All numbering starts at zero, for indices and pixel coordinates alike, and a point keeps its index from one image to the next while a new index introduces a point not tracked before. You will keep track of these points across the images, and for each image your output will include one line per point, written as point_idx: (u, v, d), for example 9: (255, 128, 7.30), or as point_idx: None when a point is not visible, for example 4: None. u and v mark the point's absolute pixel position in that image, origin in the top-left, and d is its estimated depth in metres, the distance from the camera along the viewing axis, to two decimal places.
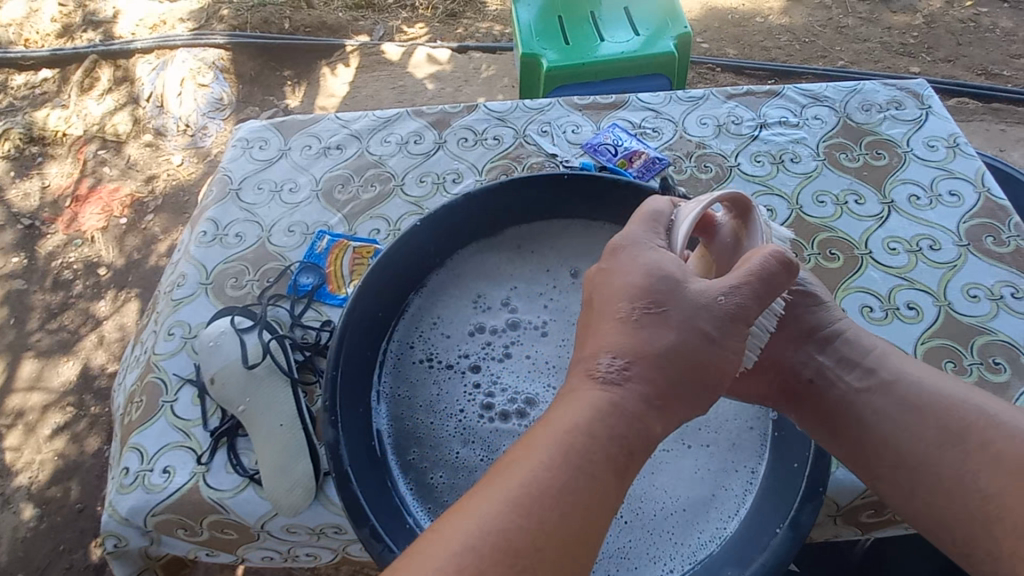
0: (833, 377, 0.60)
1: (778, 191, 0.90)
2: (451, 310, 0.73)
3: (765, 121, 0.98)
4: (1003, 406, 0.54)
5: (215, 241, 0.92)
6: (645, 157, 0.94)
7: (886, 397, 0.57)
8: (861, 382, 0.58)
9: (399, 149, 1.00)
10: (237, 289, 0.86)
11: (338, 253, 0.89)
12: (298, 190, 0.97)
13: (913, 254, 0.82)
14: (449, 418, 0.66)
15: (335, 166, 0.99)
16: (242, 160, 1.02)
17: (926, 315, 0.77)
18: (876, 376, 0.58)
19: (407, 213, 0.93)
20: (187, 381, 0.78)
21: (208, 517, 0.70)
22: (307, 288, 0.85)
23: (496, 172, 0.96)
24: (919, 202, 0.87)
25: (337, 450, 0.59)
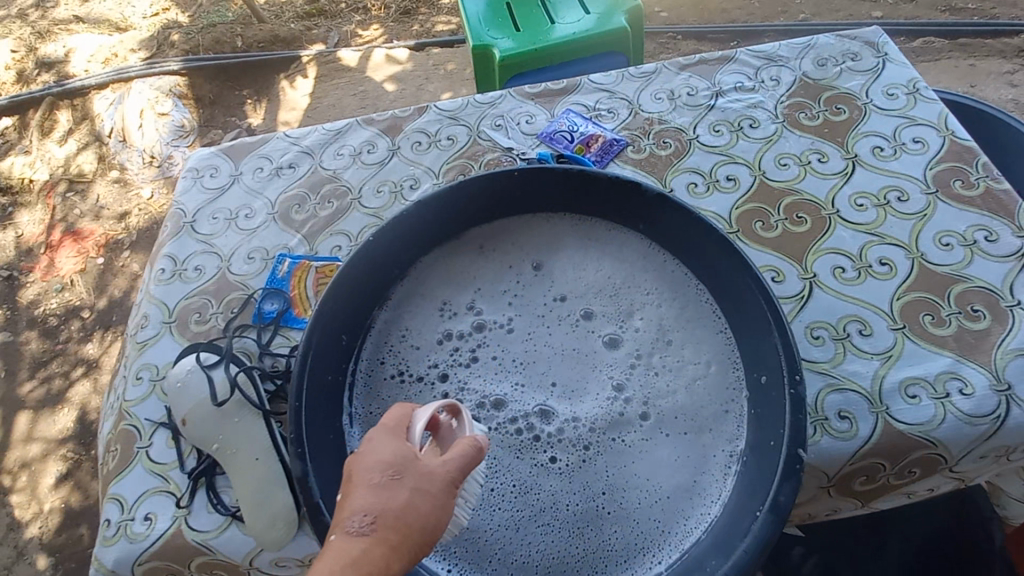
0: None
1: (740, 159, 0.88)
2: (419, 320, 0.72)
3: (721, 89, 0.96)
4: None
5: (175, 277, 0.90)
6: (602, 140, 0.92)
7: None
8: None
9: (353, 161, 0.98)
10: (201, 324, 0.85)
11: (301, 275, 0.87)
12: (254, 215, 0.95)
13: (881, 208, 0.80)
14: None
15: (289, 186, 0.97)
16: (194, 190, 0.99)
17: (899, 270, 0.75)
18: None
19: (367, 226, 0.90)
20: (161, 425, 0.76)
21: (195, 561, 0.68)
22: (272, 314, 0.84)
23: (454, 173, 0.93)
24: (883, 153, 0.85)
25: (307, 484, 0.56)
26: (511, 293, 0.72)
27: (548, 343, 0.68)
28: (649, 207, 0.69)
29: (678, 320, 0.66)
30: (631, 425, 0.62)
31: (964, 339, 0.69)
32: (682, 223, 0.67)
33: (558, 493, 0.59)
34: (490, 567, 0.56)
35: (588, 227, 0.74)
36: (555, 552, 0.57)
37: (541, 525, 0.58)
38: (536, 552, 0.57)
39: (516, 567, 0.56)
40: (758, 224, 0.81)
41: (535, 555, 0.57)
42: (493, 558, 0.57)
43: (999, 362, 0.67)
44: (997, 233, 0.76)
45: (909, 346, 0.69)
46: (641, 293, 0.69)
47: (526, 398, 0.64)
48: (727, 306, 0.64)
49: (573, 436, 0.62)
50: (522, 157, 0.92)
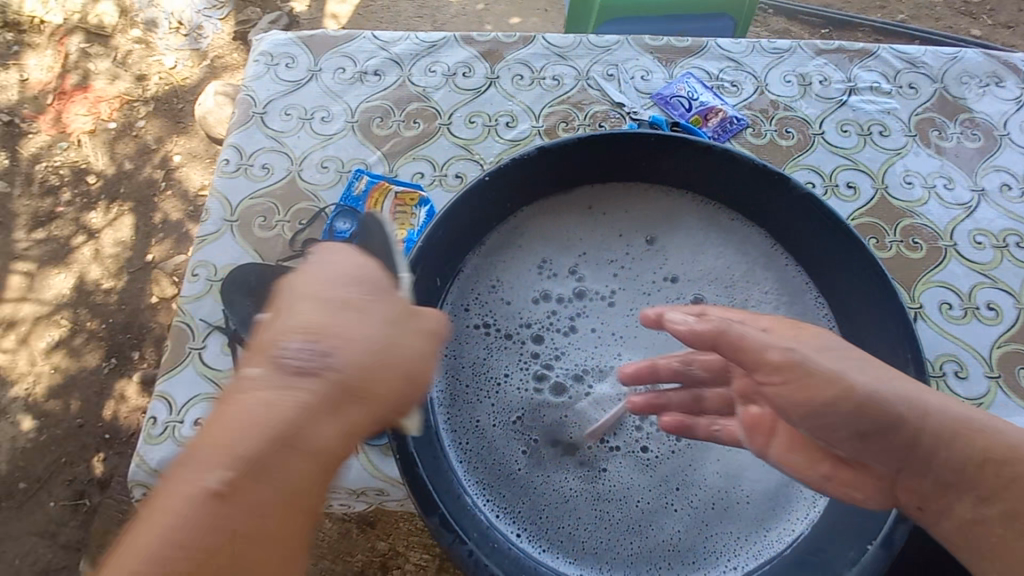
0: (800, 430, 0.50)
1: (862, 167, 0.82)
2: (512, 274, 0.67)
3: (854, 86, 0.89)
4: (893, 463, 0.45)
5: (240, 172, 0.83)
6: (722, 116, 0.85)
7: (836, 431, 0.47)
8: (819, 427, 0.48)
9: (446, 82, 0.89)
10: (265, 230, 0.79)
11: (378, 198, 0.80)
12: (331, 120, 0.87)
13: (999, 249, 0.77)
14: (497, 383, 0.62)
15: (372, 95, 0.88)
16: (267, 79, 0.90)
17: (1006, 317, 0.72)
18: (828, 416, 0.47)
19: (455, 157, 0.84)
20: (216, 328, 0.72)
21: None
22: (344, 235, 0.78)
23: (555, 119, 0.86)
24: (1011, 193, 0.81)
25: (402, 432, 0.53)
26: (620, 265, 0.68)
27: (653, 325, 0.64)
28: (786, 204, 0.63)
29: (792, 324, 0.63)
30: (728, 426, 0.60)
31: None
32: (820, 232, 0.62)
33: (636, 479, 0.58)
34: (546, 536, 0.56)
35: (703, 209, 0.69)
36: (621, 538, 0.56)
37: (613, 509, 0.57)
38: (598, 531, 0.56)
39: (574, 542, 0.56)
40: (871, 240, 0.77)
41: (596, 534, 0.56)
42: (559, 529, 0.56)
43: None
44: None
45: (1001, 397, 0.68)
46: (752, 293, 0.65)
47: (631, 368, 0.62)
48: (850, 329, 0.61)
49: None
50: (632, 117, 0.86)
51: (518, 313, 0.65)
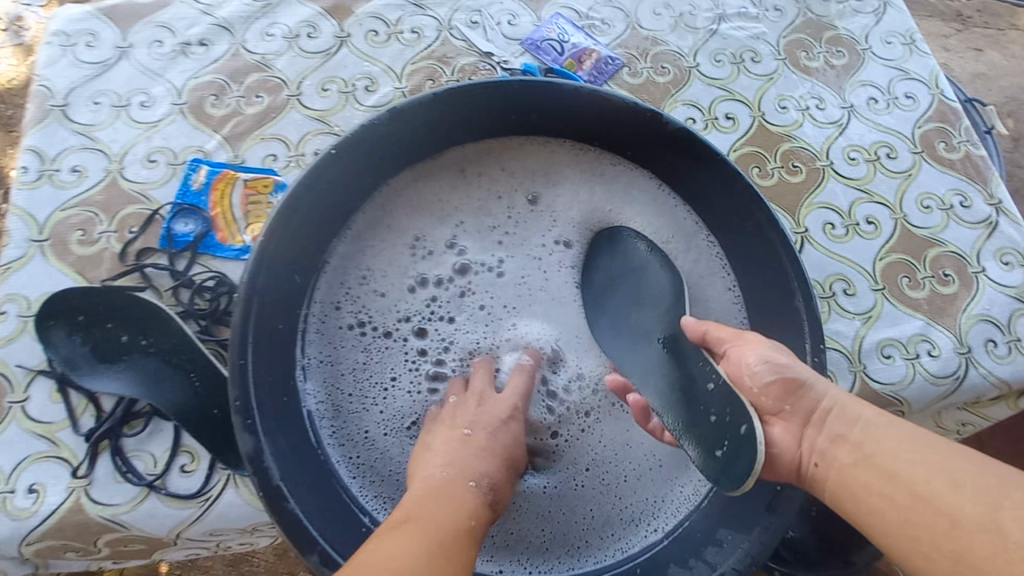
0: (828, 453, 0.46)
1: (740, 96, 0.81)
2: (383, 260, 0.60)
3: (724, 13, 0.86)
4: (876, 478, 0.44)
5: (44, 180, 0.68)
6: (596, 56, 0.80)
7: (846, 446, 0.46)
8: (836, 445, 0.46)
9: (288, 46, 0.78)
10: (87, 246, 0.66)
11: (223, 189, 0.69)
12: (153, 104, 0.73)
13: (872, 163, 0.78)
14: (386, 385, 0.56)
15: (200, 70, 0.75)
16: (63, 63, 0.74)
17: (883, 230, 0.74)
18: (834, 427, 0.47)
19: (310, 133, 0.73)
20: (40, 373, 0.60)
21: (103, 537, 0.57)
22: (187, 238, 0.66)
23: (420, 78, 0.78)
24: (877, 106, 0.82)
25: (261, 461, 0.46)
26: (502, 231, 0.62)
27: (552, 293, 0.61)
28: (664, 145, 0.59)
29: (691, 275, 0.60)
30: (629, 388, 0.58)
31: (936, 302, 0.71)
32: (704, 173, 0.59)
33: (545, 466, 0.55)
34: None
35: (587, 158, 0.63)
36: (537, 525, 0.54)
37: (524, 497, 0.54)
38: (513, 523, 0.53)
39: (490, 540, 0.53)
40: (755, 170, 0.76)
41: (511, 526, 0.53)
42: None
43: (963, 325, 0.69)
44: (971, 199, 0.77)
45: (888, 308, 0.70)
46: (646, 242, 0.61)
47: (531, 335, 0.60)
48: (742, 264, 0.59)
49: (574, 402, 0.58)
50: (503, 67, 0.79)
51: (398, 303, 0.58)
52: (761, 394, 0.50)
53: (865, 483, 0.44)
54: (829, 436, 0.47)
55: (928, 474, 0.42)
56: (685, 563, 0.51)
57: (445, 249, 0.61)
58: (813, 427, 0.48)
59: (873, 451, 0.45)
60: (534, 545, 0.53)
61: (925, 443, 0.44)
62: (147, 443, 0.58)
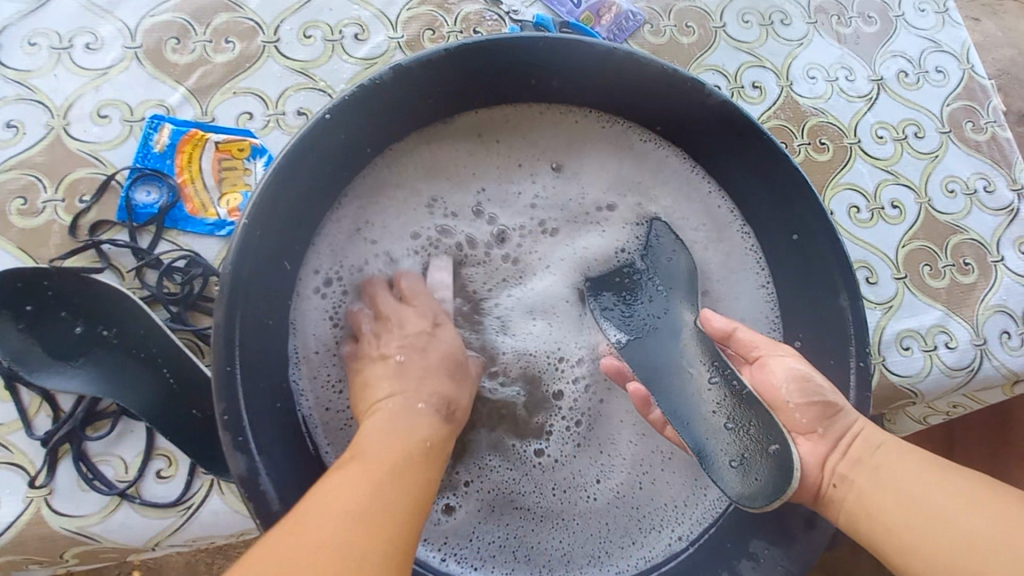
0: (850, 477, 0.42)
1: (767, 63, 0.74)
2: (379, 244, 0.55)
3: None
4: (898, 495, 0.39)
5: None
6: (616, 10, 0.72)
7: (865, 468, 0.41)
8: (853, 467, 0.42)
9: None
10: (29, 218, 0.56)
11: (191, 153, 0.60)
12: (99, 46, 0.61)
13: (899, 142, 0.74)
14: None
15: (157, 6, 0.63)
16: None
17: (908, 214, 0.71)
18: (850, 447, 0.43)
19: (291, 87, 0.64)
20: None
21: (70, 551, 0.50)
22: (150, 210, 0.57)
23: (418, 26, 0.68)
24: (907, 80, 0.77)
25: (256, 484, 0.40)
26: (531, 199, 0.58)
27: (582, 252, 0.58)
28: (700, 120, 0.53)
29: (722, 267, 0.58)
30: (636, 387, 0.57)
31: (955, 293, 0.69)
32: (745, 153, 0.53)
33: (543, 483, 0.54)
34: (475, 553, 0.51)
35: (614, 130, 0.57)
36: (552, 539, 0.53)
37: (540, 512, 0.54)
38: (529, 537, 0.53)
39: (506, 553, 0.52)
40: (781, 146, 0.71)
41: (527, 540, 0.53)
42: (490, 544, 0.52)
43: (981, 316, 0.68)
44: (995, 183, 0.74)
45: (908, 298, 0.68)
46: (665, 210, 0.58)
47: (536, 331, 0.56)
48: (779, 255, 0.55)
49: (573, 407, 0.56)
50: (512, 18, 0.69)
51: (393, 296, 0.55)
52: (796, 411, 0.45)
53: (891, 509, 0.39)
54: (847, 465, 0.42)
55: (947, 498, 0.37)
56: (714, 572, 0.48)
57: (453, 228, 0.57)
58: (839, 453, 0.43)
59: (884, 472, 0.41)
60: (554, 557, 0.52)
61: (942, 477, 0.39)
62: (115, 446, 0.51)
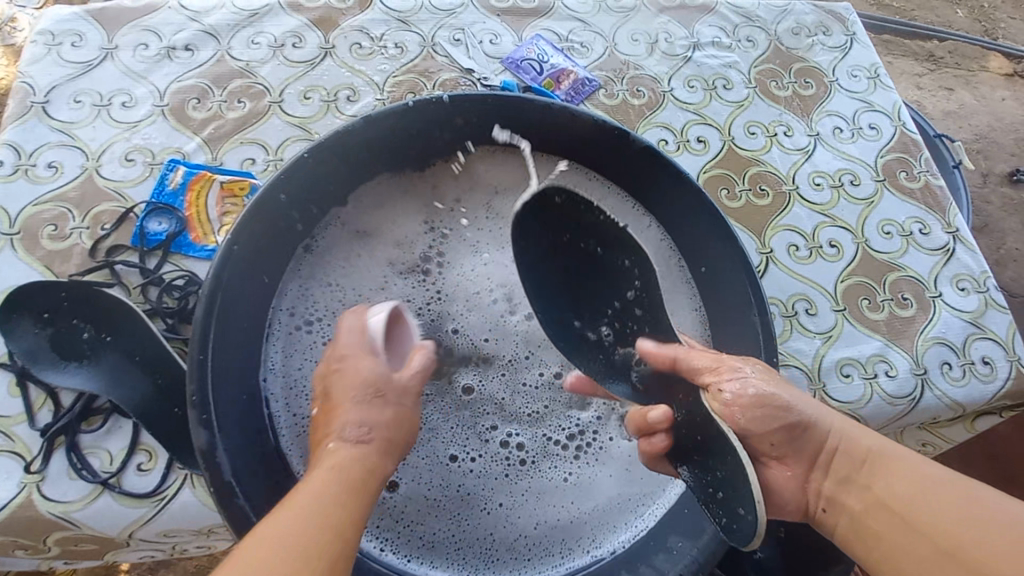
0: (837, 498, 0.49)
1: (711, 120, 0.84)
2: (354, 269, 0.63)
3: (698, 41, 0.90)
4: (918, 521, 0.43)
5: (18, 175, 0.68)
6: (574, 77, 0.83)
7: (887, 516, 0.45)
8: (862, 500, 0.47)
9: (273, 54, 0.79)
10: (57, 241, 0.66)
11: (199, 190, 0.70)
12: (134, 104, 0.74)
13: (836, 189, 0.81)
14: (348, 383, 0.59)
15: (184, 74, 0.76)
16: (47, 61, 0.75)
17: (845, 252, 0.77)
18: (871, 489, 0.47)
19: (289, 139, 0.75)
20: None
21: (52, 535, 0.56)
22: (159, 237, 0.67)
23: (401, 90, 0.80)
24: (842, 135, 0.85)
25: (214, 456, 0.45)
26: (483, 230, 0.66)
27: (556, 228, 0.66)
28: (628, 162, 0.61)
29: None
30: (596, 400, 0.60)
31: (894, 324, 0.72)
32: (669, 188, 0.61)
33: (489, 490, 0.57)
34: (411, 546, 0.55)
35: (572, 173, 0.65)
36: (481, 538, 0.56)
37: (480, 517, 0.56)
38: (459, 533, 0.56)
39: (436, 543, 0.55)
40: (723, 191, 0.79)
41: (458, 536, 0.55)
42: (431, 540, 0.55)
43: (920, 347, 0.71)
44: (930, 227, 0.79)
45: (848, 328, 0.72)
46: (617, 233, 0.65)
47: (503, 349, 0.62)
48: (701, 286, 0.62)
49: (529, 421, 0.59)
50: (483, 83, 0.81)
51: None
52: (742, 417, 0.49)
53: (922, 562, 0.42)
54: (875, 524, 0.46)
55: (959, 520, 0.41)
56: (636, 570, 0.51)
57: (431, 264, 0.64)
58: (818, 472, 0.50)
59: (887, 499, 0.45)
60: (483, 552, 0.55)
61: (937, 492, 0.44)
62: (104, 439, 0.58)
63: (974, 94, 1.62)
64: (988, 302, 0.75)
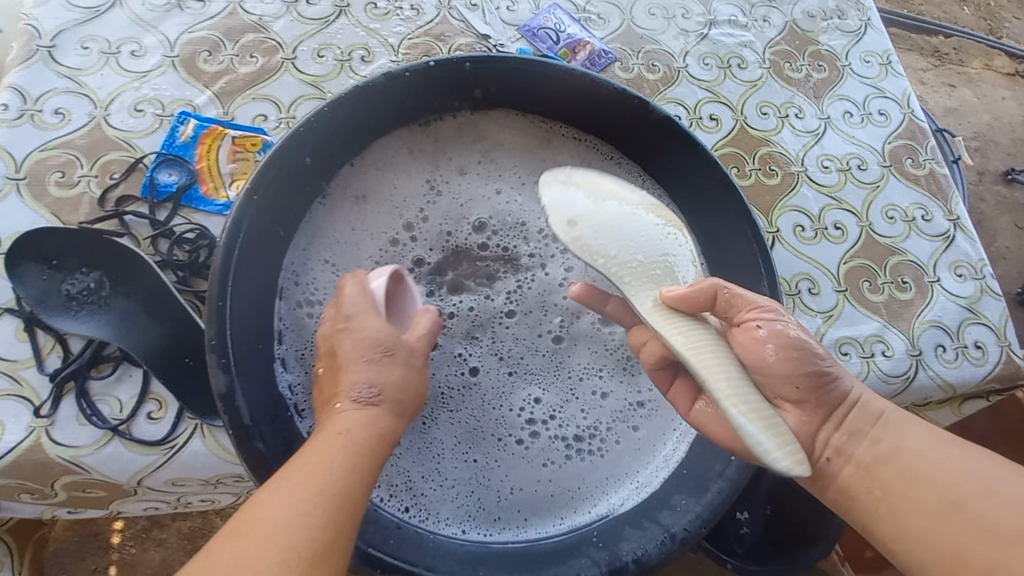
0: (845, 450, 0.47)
1: (724, 99, 0.84)
2: (362, 219, 0.62)
3: (715, 19, 0.90)
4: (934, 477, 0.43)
5: (24, 120, 0.67)
6: (590, 49, 0.83)
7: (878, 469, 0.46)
8: (871, 452, 0.46)
9: (287, 10, 0.78)
10: (65, 188, 0.65)
11: (210, 144, 0.69)
12: (144, 54, 0.72)
13: (843, 172, 0.82)
14: None
15: (195, 25, 0.75)
16: (53, 4, 0.73)
17: (849, 235, 0.78)
18: (880, 445, 0.46)
19: (303, 97, 0.74)
20: (7, 311, 0.59)
21: (60, 480, 0.57)
22: (169, 189, 0.66)
23: (417, 53, 0.79)
24: (852, 120, 0.86)
25: (233, 401, 0.46)
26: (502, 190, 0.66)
27: None
28: (647, 130, 0.62)
29: None
30: (591, 344, 0.63)
31: (892, 307, 0.74)
32: (685, 158, 0.61)
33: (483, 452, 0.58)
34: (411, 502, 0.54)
35: (581, 147, 0.67)
36: (478, 500, 0.56)
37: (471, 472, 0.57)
38: (456, 492, 0.56)
39: (438, 501, 0.55)
40: (733, 169, 0.80)
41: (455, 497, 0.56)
42: (477, 511, 0.56)
43: (916, 329, 0.73)
44: (932, 213, 0.81)
45: (848, 309, 0.73)
46: None
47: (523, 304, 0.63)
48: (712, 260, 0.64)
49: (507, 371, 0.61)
50: (499, 50, 0.80)
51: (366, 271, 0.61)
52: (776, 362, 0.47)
53: (926, 520, 0.42)
54: (884, 473, 0.45)
55: (963, 478, 0.42)
56: (639, 525, 0.52)
57: (418, 224, 0.63)
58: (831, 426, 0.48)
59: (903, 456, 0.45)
60: (483, 513, 0.56)
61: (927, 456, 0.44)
62: (114, 387, 0.58)
63: (975, 92, 1.64)
64: (984, 289, 0.77)
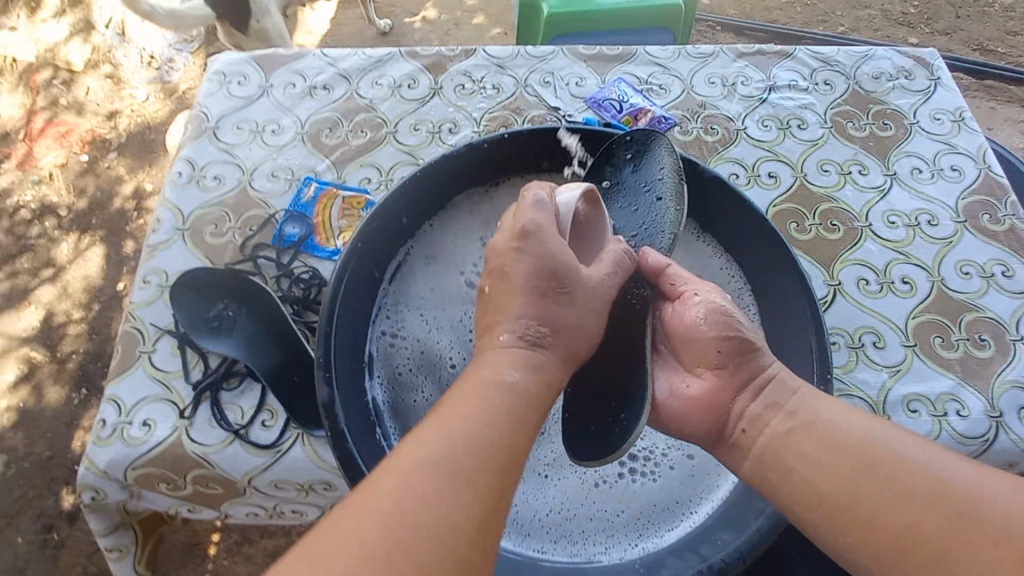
0: (760, 419, 0.52)
1: (783, 158, 0.88)
2: (447, 260, 0.71)
3: (774, 84, 0.95)
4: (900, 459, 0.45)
5: (192, 184, 0.86)
6: (651, 115, 0.91)
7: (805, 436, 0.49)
8: (785, 423, 0.51)
9: (392, 93, 0.94)
10: (216, 237, 0.82)
11: (326, 202, 0.84)
12: (282, 132, 0.90)
13: (911, 228, 0.82)
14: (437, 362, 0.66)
15: (321, 108, 0.93)
16: (219, 96, 0.94)
17: (919, 290, 0.77)
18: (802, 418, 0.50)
19: (400, 163, 0.88)
20: (167, 333, 0.75)
21: (191, 472, 0.69)
22: (293, 238, 0.81)
23: (496, 124, 0.91)
24: (921, 176, 0.86)
25: (333, 410, 0.56)
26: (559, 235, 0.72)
27: None
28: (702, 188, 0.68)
29: None
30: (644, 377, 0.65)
31: (968, 364, 0.72)
32: (739, 215, 0.67)
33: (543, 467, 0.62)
34: None
35: None
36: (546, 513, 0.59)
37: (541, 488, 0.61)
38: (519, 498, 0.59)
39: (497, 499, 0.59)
40: (792, 225, 0.82)
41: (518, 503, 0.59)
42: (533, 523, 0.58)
43: (996, 389, 0.70)
44: (1014, 270, 0.78)
45: (917, 365, 0.72)
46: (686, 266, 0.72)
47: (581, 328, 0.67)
48: None
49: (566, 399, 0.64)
50: (567, 119, 0.91)
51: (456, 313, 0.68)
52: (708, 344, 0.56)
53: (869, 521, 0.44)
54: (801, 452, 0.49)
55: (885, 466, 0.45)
56: (681, 556, 0.55)
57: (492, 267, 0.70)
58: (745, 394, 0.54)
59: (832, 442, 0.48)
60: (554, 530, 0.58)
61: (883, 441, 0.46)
62: (239, 398, 0.71)
63: None
64: None
